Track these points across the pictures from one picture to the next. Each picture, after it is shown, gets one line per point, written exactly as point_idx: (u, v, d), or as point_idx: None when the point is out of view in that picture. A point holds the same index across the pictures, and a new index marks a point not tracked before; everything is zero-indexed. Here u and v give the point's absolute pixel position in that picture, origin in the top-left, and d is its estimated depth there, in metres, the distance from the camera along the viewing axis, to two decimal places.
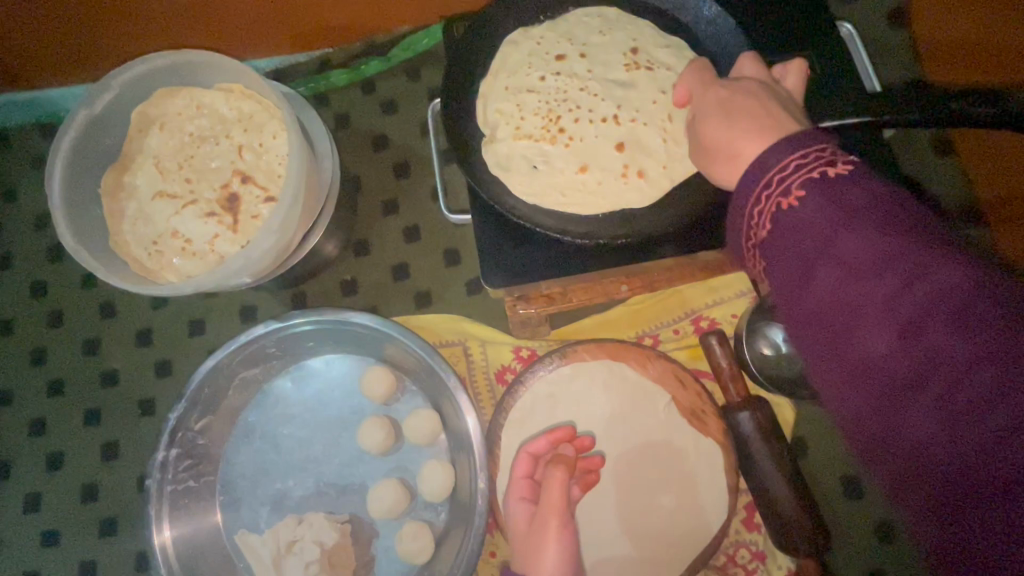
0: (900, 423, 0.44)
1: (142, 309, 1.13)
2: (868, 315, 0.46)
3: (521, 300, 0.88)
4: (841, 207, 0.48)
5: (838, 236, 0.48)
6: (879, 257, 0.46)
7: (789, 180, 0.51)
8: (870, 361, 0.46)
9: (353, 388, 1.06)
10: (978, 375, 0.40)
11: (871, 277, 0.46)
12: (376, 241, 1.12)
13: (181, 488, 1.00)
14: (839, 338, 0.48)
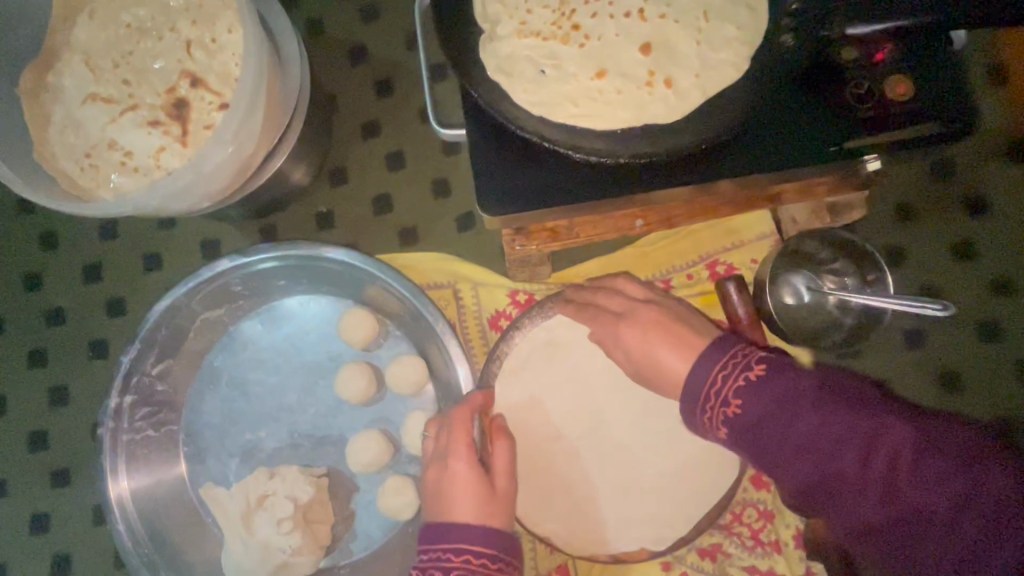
0: (887, 499, 0.51)
1: (89, 241, 1.00)
2: (834, 441, 0.53)
3: (520, 234, 0.77)
4: (785, 404, 0.56)
5: (793, 421, 0.55)
6: (811, 393, 0.55)
7: (727, 392, 0.59)
8: (847, 464, 0.52)
9: (330, 332, 0.95)
10: (912, 441, 0.51)
11: (819, 412, 0.54)
12: (355, 169, 0.99)
13: (138, 437, 0.90)
14: (822, 463, 0.53)
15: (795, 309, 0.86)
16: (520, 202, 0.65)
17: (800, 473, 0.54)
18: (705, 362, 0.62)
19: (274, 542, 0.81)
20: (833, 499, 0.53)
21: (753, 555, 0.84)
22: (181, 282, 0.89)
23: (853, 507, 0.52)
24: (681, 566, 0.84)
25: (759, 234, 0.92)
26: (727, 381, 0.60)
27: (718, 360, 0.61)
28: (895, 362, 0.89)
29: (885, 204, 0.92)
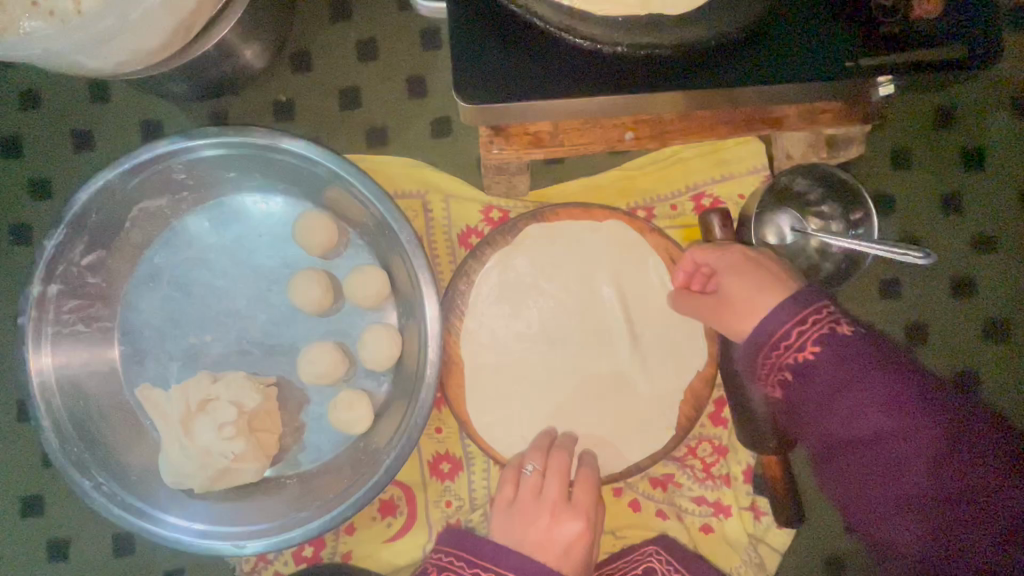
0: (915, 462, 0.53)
1: (6, 110, 0.87)
2: (916, 461, 0.53)
3: (499, 137, 0.70)
4: (843, 368, 0.55)
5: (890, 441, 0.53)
6: (883, 461, 0.54)
7: (807, 336, 0.57)
8: (908, 464, 0.53)
9: (286, 236, 0.87)
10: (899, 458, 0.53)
11: (891, 418, 0.53)
12: (320, 56, 0.89)
13: (67, 331, 0.82)
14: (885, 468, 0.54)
15: (776, 248, 0.83)
16: (502, 92, 0.58)
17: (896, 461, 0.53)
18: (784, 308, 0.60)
19: (215, 448, 0.76)
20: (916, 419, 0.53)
21: (702, 486, 0.85)
22: (113, 162, 0.78)
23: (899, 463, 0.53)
24: (633, 493, 0.85)
25: (750, 167, 0.88)
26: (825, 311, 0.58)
27: (799, 310, 0.59)
28: (866, 310, 0.89)
29: (881, 146, 0.89)
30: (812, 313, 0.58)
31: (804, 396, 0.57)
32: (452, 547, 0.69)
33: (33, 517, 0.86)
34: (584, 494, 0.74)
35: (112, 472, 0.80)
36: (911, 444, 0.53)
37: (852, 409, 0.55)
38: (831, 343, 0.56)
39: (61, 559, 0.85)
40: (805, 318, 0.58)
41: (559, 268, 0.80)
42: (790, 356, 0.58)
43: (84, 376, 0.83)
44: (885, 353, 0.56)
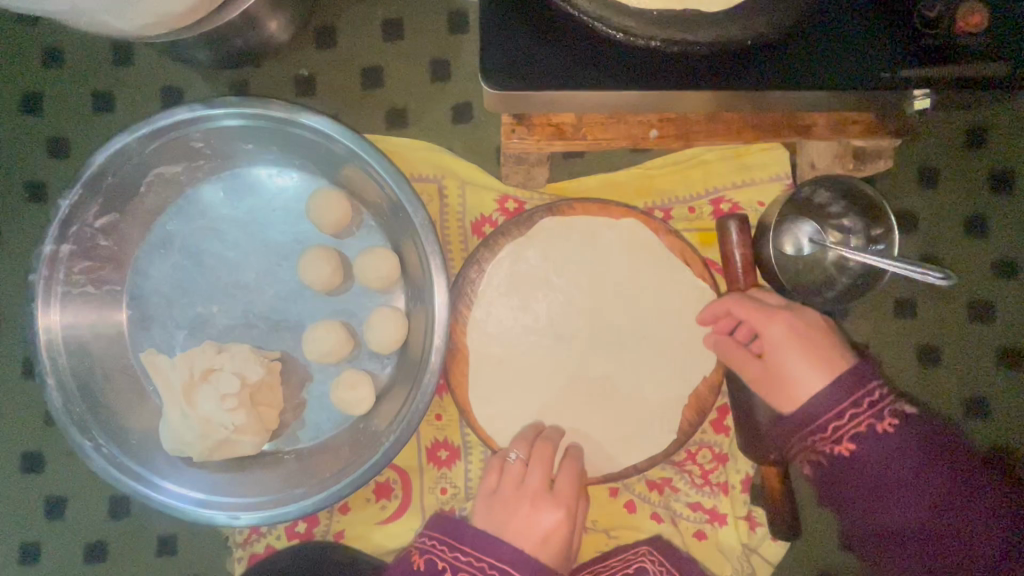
0: (946, 540, 0.59)
1: (29, 66, 0.87)
2: (947, 540, 0.59)
3: (521, 127, 0.68)
4: (878, 459, 0.61)
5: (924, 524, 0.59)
6: (921, 543, 0.60)
7: (842, 434, 0.62)
8: (942, 543, 0.59)
9: (299, 212, 0.87)
10: (933, 540, 0.59)
11: (923, 502, 0.59)
12: (346, 32, 0.88)
13: (76, 292, 0.82)
14: (920, 549, 0.60)
15: (792, 258, 0.82)
16: (531, 80, 0.57)
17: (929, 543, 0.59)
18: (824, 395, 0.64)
19: (216, 418, 0.77)
20: (944, 500, 0.59)
21: (699, 493, 0.85)
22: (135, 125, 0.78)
23: (931, 543, 0.59)
24: (629, 494, 0.84)
25: (773, 175, 0.86)
26: (866, 405, 0.62)
27: (838, 401, 0.63)
28: (880, 328, 0.87)
29: (908, 162, 0.87)
30: (852, 400, 0.62)
31: (851, 487, 0.62)
32: (443, 532, 0.69)
33: (31, 473, 0.86)
34: (564, 483, 0.73)
35: (112, 435, 0.81)
36: (946, 521, 0.59)
37: (889, 496, 0.60)
38: (869, 441, 0.61)
39: (56, 517, 0.86)
40: (846, 411, 0.62)
41: (571, 263, 0.79)
42: (829, 446, 0.63)
43: (90, 337, 0.83)
44: (926, 444, 0.60)
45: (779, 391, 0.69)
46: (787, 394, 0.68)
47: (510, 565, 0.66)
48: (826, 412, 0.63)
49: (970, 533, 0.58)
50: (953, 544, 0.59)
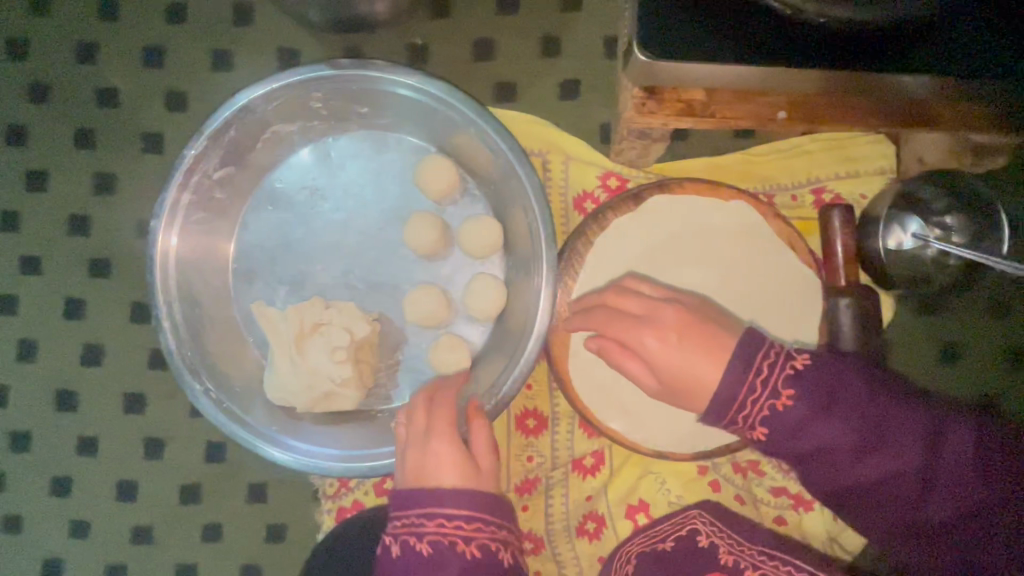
0: (914, 485, 0.61)
1: (152, 21, 0.90)
2: (915, 485, 0.61)
3: (652, 100, 0.69)
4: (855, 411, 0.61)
5: (878, 465, 0.61)
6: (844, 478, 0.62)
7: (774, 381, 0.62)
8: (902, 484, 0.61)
9: (405, 178, 0.89)
10: (891, 483, 0.61)
11: (899, 450, 0.61)
12: (460, 5, 0.90)
13: (190, 241, 0.85)
14: (881, 491, 0.62)
15: (894, 252, 0.82)
16: (682, 53, 0.60)
17: (896, 486, 0.61)
18: (730, 375, 0.63)
19: (324, 371, 0.79)
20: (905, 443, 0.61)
21: (785, 478, 0.85)
22: (283, 72, 0.80)
23: (899, 487, 0.61)
24: (714, 474, 0.85)
25: (876, 168, 0.87)
26: (761, 386, 0.62)
27: (745, 367, 0.63)
28: (971, 327, 0.88)
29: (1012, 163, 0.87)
30: (761, 363, 0.63)
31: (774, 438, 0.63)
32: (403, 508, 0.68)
33: (133, 413, 0.89)
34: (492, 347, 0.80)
35: (218, 381, 0.83)
36: (920, 470, 0.61)
37: (829, 440, 0.61)
38: (777, 419, 0.62)
39: (154, 457, 0.89)
40: (746, 398, 0.62)
41: (677, 242, 0.80)
42: (746, 432, 0.64)
43: (198, 285, 0.86)
44: (814, 398, 0.61)
45: (686, 391, 0.67)
46: (698, 393, 0.66)
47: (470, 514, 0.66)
48: (733, 408, 0.63)
49: (945, 480, 0.61)
50: (927, 492, 0.61)
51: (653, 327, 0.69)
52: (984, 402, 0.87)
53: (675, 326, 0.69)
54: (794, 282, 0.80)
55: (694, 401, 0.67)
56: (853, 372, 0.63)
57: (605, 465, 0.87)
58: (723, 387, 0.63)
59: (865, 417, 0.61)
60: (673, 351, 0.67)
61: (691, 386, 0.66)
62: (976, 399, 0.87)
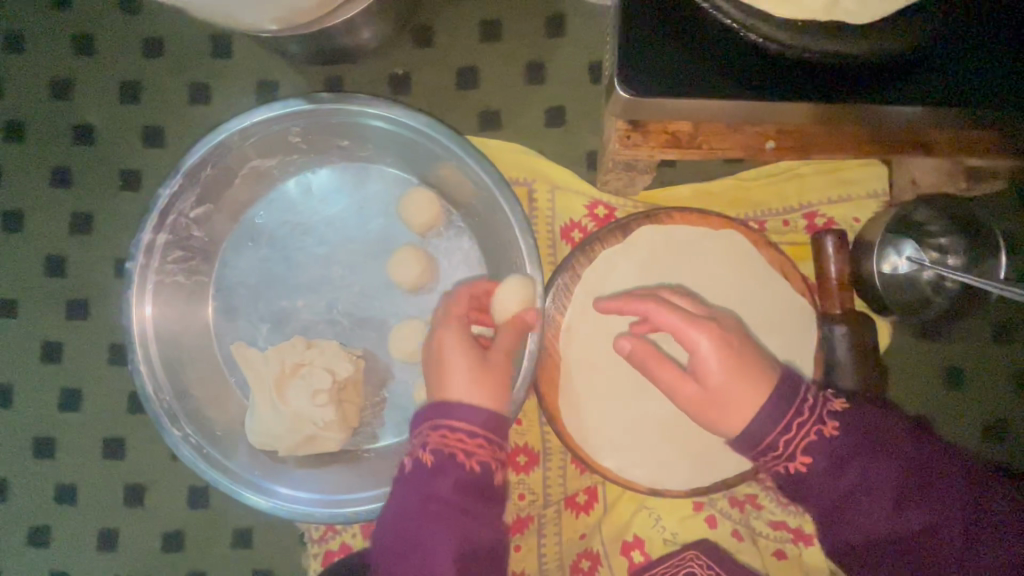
0: (960, 537, 0.59)
1: (129, 56, 0.88)
2: (963, 536, 0.59)
3: (636, 132, 0.68)
4: (892, 455, 0.61)
5: (923, 515, 0.59)
6: (891, 529, 0.60)
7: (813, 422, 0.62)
8: (950, 535, 0.59)
9: (387, 210, 0.87)
10: (939, 534, 0.59)
11: (940, 498, 0.60)
12: (442, 30, 0.87)
13: (168, 282, 0.83)
14: (929, 546, 0.59)
15: (891, 276, 0.80)
16: (666, 86, 0.58)
17: (944, 537, 0.59)
18: (770, 405, 0.63)
19: (307, 414, 0.77)
20: (943, 489, 0.60)
21: (784, 511, 0.83)
22: (259, 108, 0.78)
23: (947, 540, 0.59)
24: (711, 509, 0.83)
25: (871, 191, 0.85)
26: (803, 421, 0.62)
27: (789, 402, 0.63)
28: (975, 353, 0.85)
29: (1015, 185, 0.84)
30: (799, 402, 0.63)
31: (812, 482, 0.62)
32: (425, 412, 0.69)
33: (113, 458, 0.87)
34: (470, 358, 0.73)
35: (198, 426, 0.81)
36: (963, 517, 0.59)
37: (870, 485, 0.60)
38: (819, 447, 0.61)
39: (135, 503, 0.86)
40: (790, 421, 0.62)
41: (667, 273, 0.79)
42: (783, 465, 0.62)
43: (178, 325, 0.84)
44: (860, 435, 0.62)
45: (726, 415, 0.65)
46: (727, 419, 0.65)
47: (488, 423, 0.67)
48: (777, 433, 0.62)
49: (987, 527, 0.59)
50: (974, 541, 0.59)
51: (703, 339, 0.67)
52: (990, 429, 0.85)
53: (730, 357, 0.66)
54: (789, 311, 0.78)
55: (733, 420, 0.65)
56: (881, 418, 0.64)
57: (598, 501, 0.85)
58: (761, 426, 0.63)
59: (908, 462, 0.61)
60: (726, 379, 0.66)
61: (724, 411, 0.66)
62: (979, 425, 0.85)
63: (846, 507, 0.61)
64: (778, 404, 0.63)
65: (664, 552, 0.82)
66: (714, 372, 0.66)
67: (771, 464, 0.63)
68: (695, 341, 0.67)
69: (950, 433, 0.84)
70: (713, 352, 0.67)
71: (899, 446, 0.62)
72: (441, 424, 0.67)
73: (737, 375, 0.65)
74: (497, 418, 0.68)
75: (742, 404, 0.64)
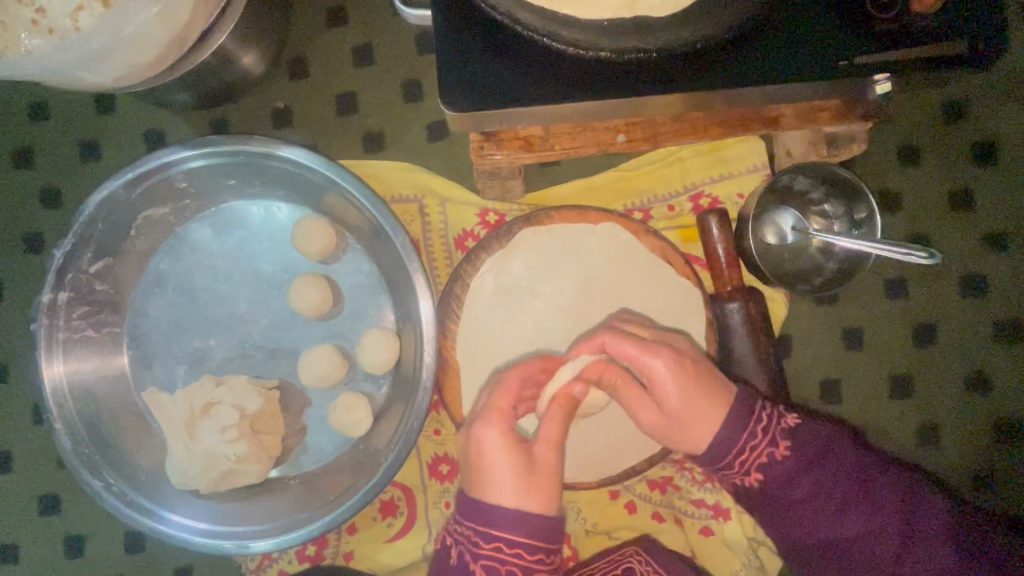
0: (894, 520, 0.69)
1: (17, 123, 0.90)
2: (896, 518, 0.69)
3: (490, 142, 0.70)
4: (830, 457, 0.72)
5: (860, 505, 0.70)
6: (835, 520, 0.70)
7: (770, 436, 0.71)
8: (884, 520, 0.69)
9: (286, 242, 0.89)
10: (876, 521, 0.69)
11: (873, 488, 0.71)
12: (317, 61, 0.90)
13: (77, 337, 0.85)
14: (869, 532, 0.69)
15: (776, 248, 0.82)
16: (490, 98, 0.59)
17: (879, 523, 0.69)
18: (727, 427, 0.70)
19: (219, 450, 0.78)
20: (874, 481, 0.71)
21: (702, 489, 0.85)
22: (140, 159, 0.81)
23: (883, 524, 0.69)
24: (629, 495, 0.84)
25: (751, 166, 0.86)
26: (761, 437, 0.71)
27: (746, 421, 0.71)
28: (871, 311, 0.87)
29: (887, 142, 0.86)
30: (755, 422, 0.71)
31: (771, 490, 0.71)
32: (464, 519, 0.65)
33: (50, 515, 0.89)
34: (517, 459, 0.65)
35: (121, 473, 0.83)
36: (894, 501, 0.70)
37: (817, 484, 0.70)
38: (770, 467, 0.71)
39: (75, 555, 0.89)
40: (744, 445, 0.71)
41: (554, 271, 0.80)
42: (739, 478, 0.72)
43: (94, 377, 0.86)
44: (807, 452, 0.71)
45: (682, 436, 0.71)
46: (686, 439, 0.71)
47: (518, 533, 0.63)
48: (733, 456, 0.70)
49: (916, 509, 0.70)
50: (908, 522, 0.69)
51: (659, 362, 0.69)
52: (896, 383, 0.86)
53: (687, 381, 0.69)
54: (677, 294, 0.80)
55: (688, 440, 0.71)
56: (822, 427, 0.74)
57: None
58: (718, 445, 0.70)
59: (850, 475, 0.71)
60: (679, 406, 0.69)
61: (683, 433, 0.71)
62: (884, 382, 0.86)
63: (802, 506, 0.71)
64: (733, 431, 0.70)
65: (589, 543, 0.84)
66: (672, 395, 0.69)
67: (730, 477, 0.73)
68: (651, 366, 0.69)
69: (856, 392, 0.86)
70: (669, 377, 0.69)
71: (836, 448, 0.72)
72: (482, 537, 0.64)
73: (687, 398, 0.69)
74: (550, 527, 0.64)
75: (697, 431, 0.70)
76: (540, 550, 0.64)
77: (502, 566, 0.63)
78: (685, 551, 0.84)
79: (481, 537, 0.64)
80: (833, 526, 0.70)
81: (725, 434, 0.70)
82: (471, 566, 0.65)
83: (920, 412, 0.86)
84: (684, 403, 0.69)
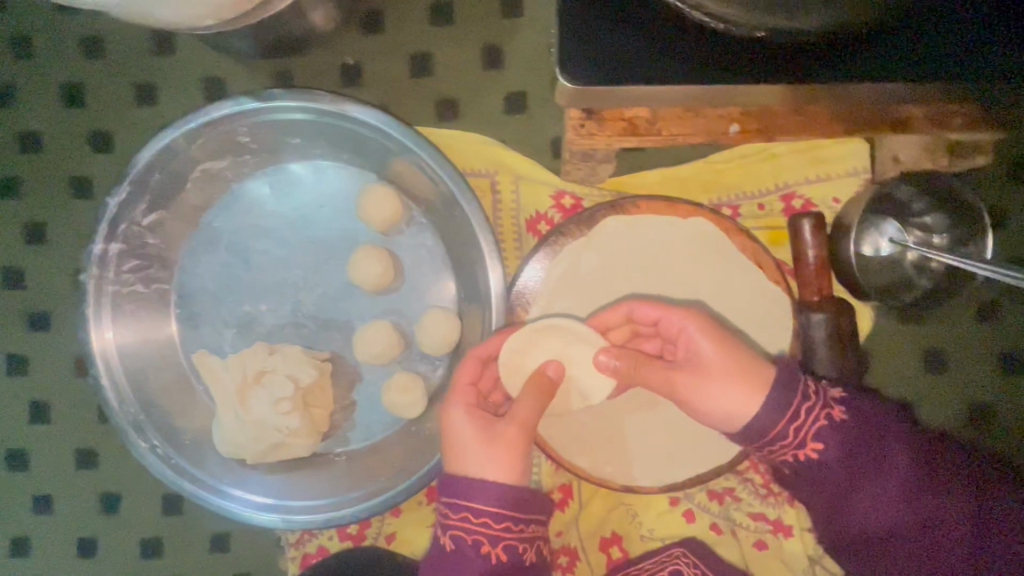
0: (969, 510, 0.57)
1: (70, 57, 0.85)
2: (973, 508, 0.57)
3: (591, 121, 0.64)
4: (896, 432, 0.60)
5: (932, 489, 0.58)
6: (899, 501, 0.58)
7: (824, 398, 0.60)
8: (956, 507, 0.57)
9: (348, 209, 0.84)
10: (952, 508, 0.57)
11: (947, 471, 0.59)
12: (393, 17, 0.84)
13: (126, 292, 0.81)
14: (934, 520, 0.57)
15: (869, 260, 0.77)
16: (606, 69, 0.53)
17: (955, 511, 0.57)
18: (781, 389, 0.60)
19: (269, 422, 0.75)
20: (947, 464, 0.59)
21: (763, 503, 0.81)
22: (205, 109, 0.76)
23: (958, 513, 0.57)
24: (688, 503, 0.81)
25: (850, 169, 0.80)
26: (812, 399, 0.60)
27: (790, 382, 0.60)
28: (958, 334, 0.82)
29: (998, 156, 0.81)
30: (805, 385, 0.60)
31: (824, 459, 0.59)
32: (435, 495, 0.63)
33: (87, 470, 0.87)
34: (478, 430, 0.63)
35: (167, 437, 0.80)
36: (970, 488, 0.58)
37: (874, 458, 0.58)
38: (826, 434, 0.59)
39: (111, 513, 0.87)
40: (795, 409, 0.59)
41: (635, 266, 0.76)
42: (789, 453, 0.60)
43: (140, 336, 0.82)
44: (865, 423, 0.60)
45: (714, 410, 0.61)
46: (724, 412, 0.61)
47: (485, 505, 0.59)
48: (782, 422, 0.59)
49: (998, 502, 0.58)
50: (987, 512, 0.57)
51: (687, 322, 0.63)
52: (972, 410, 0.82)
53: (724, 340, 0.62)
54: (763, 302, 0.75)
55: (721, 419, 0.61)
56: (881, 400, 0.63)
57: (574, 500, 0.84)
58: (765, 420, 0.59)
59: (914, 451, 0.59)
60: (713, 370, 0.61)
61: (716, 404, 0.61)
62: (961, 409, 0.82)
63: (861, 480, 0.58)
64: (783, 394, 0.59)
65: (641, 547, 0.81)
66: (708, 355, 0.62)
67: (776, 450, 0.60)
68: (680, 323, 0.64)
69: (932, 417, 0.82)
70: (703, 335, 0.62)
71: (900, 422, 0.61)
72: (451, 508, 0.61)
73: (722, 363, 0.61)
74: (518, 494, 0.60)
75: (735, 404, 0.60)
76: (511, 518, 0.59)
77: (470, 537, 0.59)
78: (740, 564, 0.81)
79: (450, 508, 0.61)
80: (896, 508, 0.58)
81: (781, 401, 0.59)
82: (443, 539, 0.62)
83: (995, 443, 0.82)
84: (708, 369, 0.61)
